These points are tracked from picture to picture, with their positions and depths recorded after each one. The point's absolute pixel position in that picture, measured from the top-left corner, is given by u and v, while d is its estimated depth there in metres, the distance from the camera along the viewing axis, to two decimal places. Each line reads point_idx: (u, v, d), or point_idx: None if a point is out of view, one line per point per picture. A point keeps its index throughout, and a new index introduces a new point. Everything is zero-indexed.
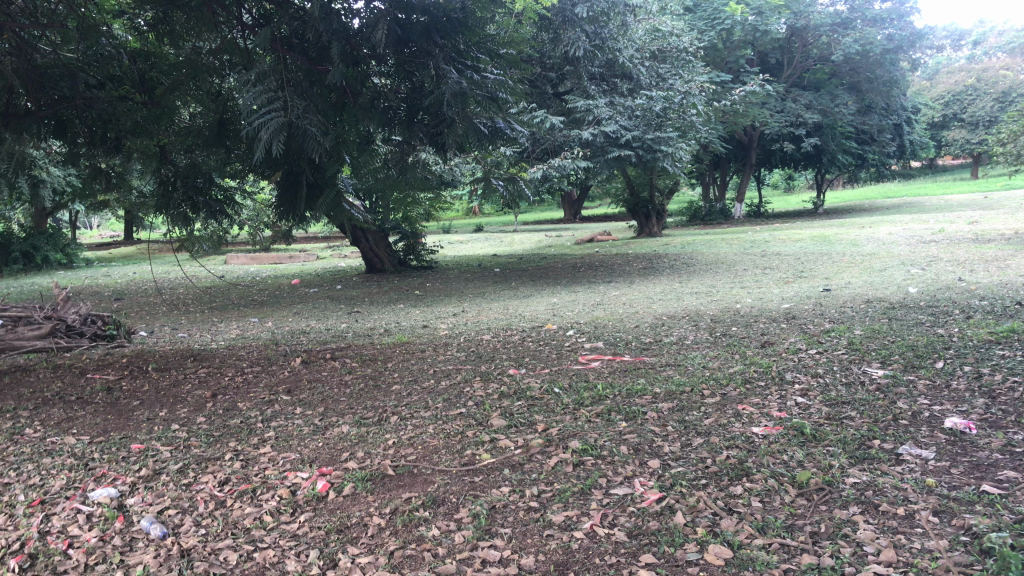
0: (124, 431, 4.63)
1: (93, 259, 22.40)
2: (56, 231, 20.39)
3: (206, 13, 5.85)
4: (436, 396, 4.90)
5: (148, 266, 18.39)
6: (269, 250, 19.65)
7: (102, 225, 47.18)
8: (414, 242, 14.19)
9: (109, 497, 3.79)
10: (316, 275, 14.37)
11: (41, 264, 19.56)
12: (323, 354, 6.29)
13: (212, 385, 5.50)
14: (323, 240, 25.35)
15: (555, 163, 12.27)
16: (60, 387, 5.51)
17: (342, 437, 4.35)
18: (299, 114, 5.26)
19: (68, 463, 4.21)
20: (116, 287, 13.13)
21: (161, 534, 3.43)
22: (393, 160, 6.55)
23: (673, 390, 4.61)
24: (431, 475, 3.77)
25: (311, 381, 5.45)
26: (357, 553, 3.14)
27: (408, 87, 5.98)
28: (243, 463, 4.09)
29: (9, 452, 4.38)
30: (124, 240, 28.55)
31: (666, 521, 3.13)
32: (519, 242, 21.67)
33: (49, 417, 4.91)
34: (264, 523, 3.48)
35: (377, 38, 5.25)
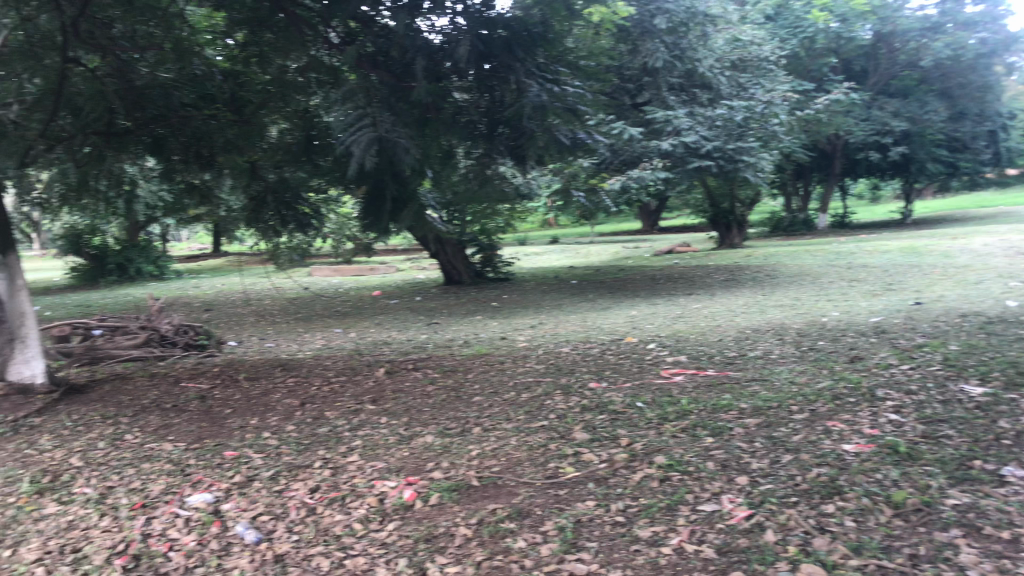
0: (219, 438, 4.79)
1: (185, 271, 23.25)
2: (148, 244, 21.18)
3: (295, 33, 6.15)
4: (518, 408, 4.93)
5: (238, 275, 19.01)
6: (351, 262, 20.02)
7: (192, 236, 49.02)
8: (490, 254, 14.29)
9: (206, 502, 3.93)
10: (396, 286, 14.60)
11: (134, 276, 20.47)
12: (407, 364, 6.39)
13: (301, 394, 5.64)
14: (403, 252, 25.75)
15: (634, 175, 12.14)
16: (156, 395, 5.72)
17: (426, 446, 4.42)
18: (388, 128, 5.35)
19: (166, 468, 4.38)
20: (203, 298, 13.60)
21: (255, 540, 3.56)
22: (473, 174, 6.63)
23: (760, 406, 4.54)
24: (516, 487, 3.79)
25: (395, 391, 5.54)
26: (446, 562, 3.22)
27: (488, 100, 5.99)
28: (333, 472, 4.19)
29: (111, 457, 4.59)
30: (213, 252, 29.60)
31: (757, 539, 3.09)
32: (597, 254, 21.59)
33: (148, 424, 5.11)
34: (355, 530, 3.57)
35: (460, 54, 5.38)
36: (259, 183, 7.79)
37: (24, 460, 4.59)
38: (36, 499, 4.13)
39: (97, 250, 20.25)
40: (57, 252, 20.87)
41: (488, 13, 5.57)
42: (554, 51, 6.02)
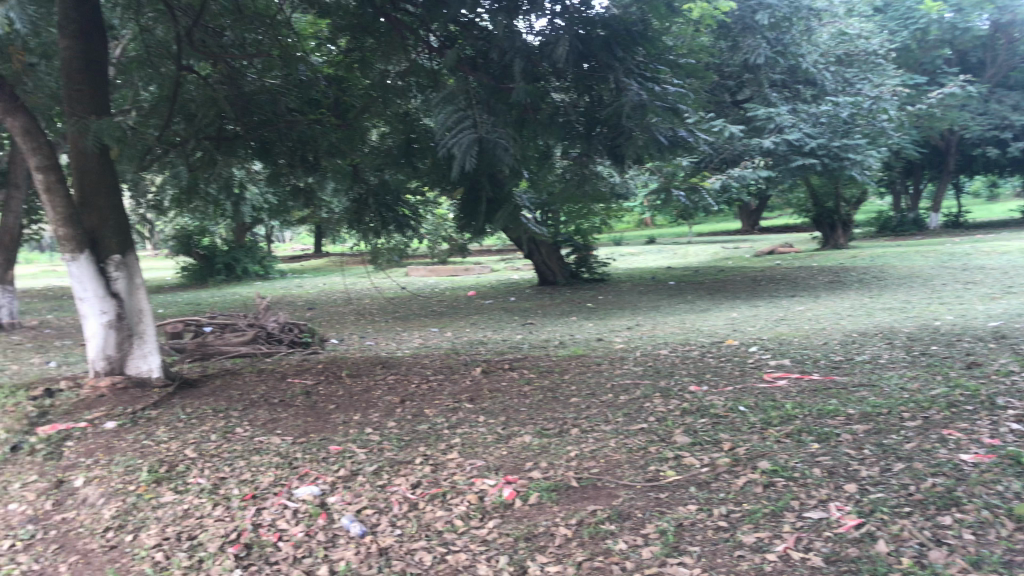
0: (323, 433, 4.93)
1: (288, 270, 24.06)
2: (254, 244, 21.96)
3: (396, 37, 6.28)
4: (616, 410, 4.90)
5: (339, 275, 19.53)
6: (447, 262, 20.31)
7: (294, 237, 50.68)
8: (586, 254, 14.26)
9: (313, 495, 4.06)
10: (491, 286, 14.72)
11: (241, 275, 21.30)
12: (503, 364, 6.44)
13: (401, 391, 5.76)
14: (498, 253, 25.97)
15: (734, 173, 11.85)
16: (265, 390, 5.94)
17: (525, 446, 4.44)
18: (488, 129, 5.42)
19: (275, 461, 4.54)
20: (307, 297, 14.03)
21: (360, 532, 3.65)
22: (571, 174, 6.62)
23: (869, 412, 4.39)
24: (616, 489, 3.77)
25: (492, 390, 5.59)
26: (546, 561, 3.24)
27: (588, 100, 6.06)
28: (433, 468, 4.26)
29: (223, 448, 4.78)
30: (314, 252, 30.49)
31: (867, 548, 2.99)
32: (694, 254, 21.27)
33: (257, 417, 5.32)
34: (456, 526, 3.63)
35: (559, 54, 5.38)
36: (360, 183, 8.13)
37: (143, 450, 4.84)
38: (154, 487, 4.35)
39: (206, 250, 21.18)
40: (171, 251, 21.91)
41: (588, 12, 5.57)
42: (653, 49, 5.95)
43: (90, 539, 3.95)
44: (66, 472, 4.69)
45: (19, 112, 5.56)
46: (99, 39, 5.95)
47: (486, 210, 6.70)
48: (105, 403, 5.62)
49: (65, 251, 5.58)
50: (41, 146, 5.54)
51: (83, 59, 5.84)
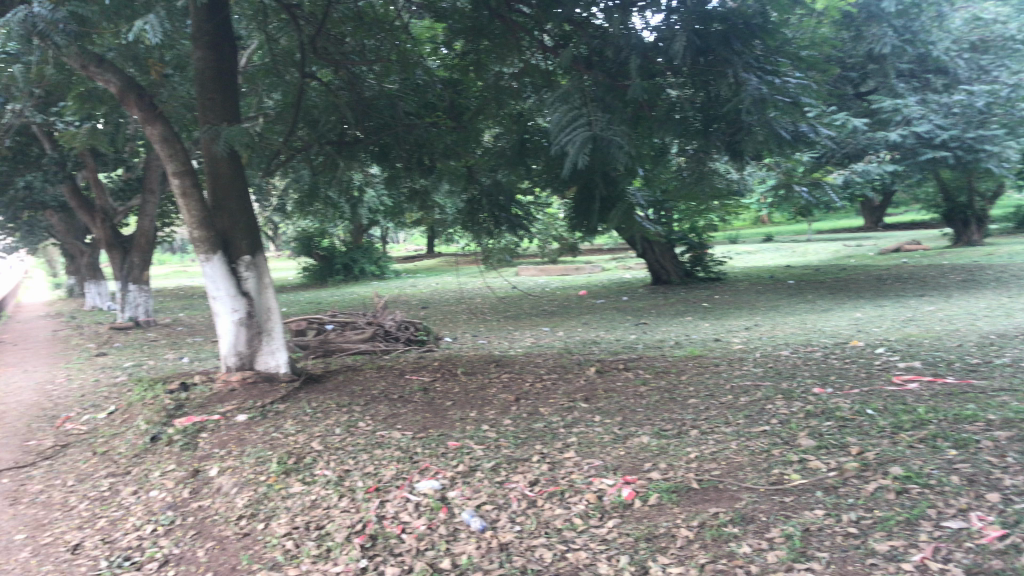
0: (441, 429, 5.03)
1: (402, 271, 24.62)
2: (370, 245, 22.55)
3: (511, 39, 6.55)
4: (737, 412, 4.80)
5: (452, 275, 19.84)
6: (558, 262, 20.34)
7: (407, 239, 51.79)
8: (701, 253, 14.01)
9: (433, 488, 4.13)
10: (603, 286, 14.64)
11: (358, 275, 21.93)
12: (617, 364, 6.39)
13: (515, 389, 5.81)
14: (609, 252, 25.80)
15: (858, 169, 11.59)
16: (384, 386, 6.11)
17: (643, 447, 4.40)
18: (603, 127, 5.35)
19: (396, 455, 4.66)
20: (421, 296, 14.32)
21: (481, 527, 3.70)
22: (688, 170, 6.51)
23: (1012, 418, 4.13)
24: (739, 491, 3.70)
25: (607, 390, 5.57)
26: (668, 562, 3.20)
27: (704, 96, 5.90)
28: (551, 467, 4.27)
29: (347, 442, 4.94)
30: (428, 253, 31.09)
31: (1012, 561, 2.82)
32: (813, 252, 20.57)
33: (378, 412, 5.47)
34: (575, 524, 3.63)
35: (675, 50, 5.32)
36: (473, 184, 7.71)
37: (273, 442, 5.06)
38: (283, 478, 4.53)
39: (326, 252, 21.94)
40: (292, 252, 22.79)
41: (705, 6, 5.49)
42: (773, 42, 5.78)
43: (224, 526, 4.16)
44: (201, 462, 4.95)
45: (157, 120, 5.97)
46: (230, 49, 6.24)
47: (600, 208, 6.62)
48: (237, 397, 5.90)
49: (199, 251, 5.91)
50: (178, 151, 5.99)
51: (215, 69, 6.12)
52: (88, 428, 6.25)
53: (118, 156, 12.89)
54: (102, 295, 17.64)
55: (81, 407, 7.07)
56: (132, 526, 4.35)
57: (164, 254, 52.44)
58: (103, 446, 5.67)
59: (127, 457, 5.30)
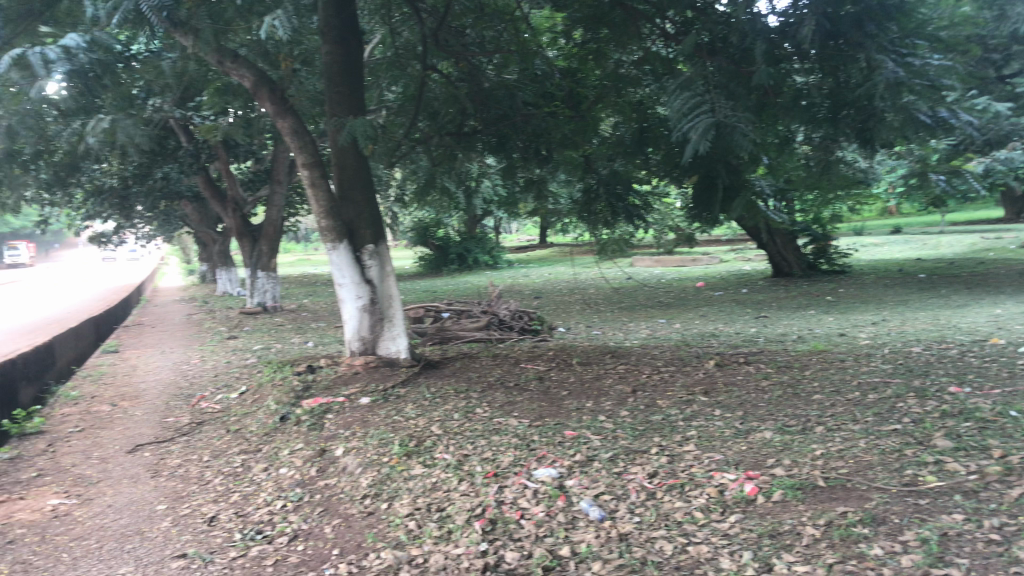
0: (558, 418, 5.05)
1: (516, 260, 24.79)
2: (484, 235, 22.78)
3: (631, 26, 6.50)
4: (865, 409, 4.62)
5: (565, 266, 19.85)
6: (674, 253, 20.03)
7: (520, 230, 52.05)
8: (824, 245, 13.55)
9: (551, 476, 4.16)
10: (720, 278, 14.34)
11: (472, 264, 22.22)
12: (737, 357, 6.26)
13: (632, 380, 5.78)
14: (726, 243, 25.22)
15: (1002, 156, 11.39)
16: (501, 373, 6.19)
17: (765, 442, 4.30)
18: (727, 113, 5.22)
19: (514, 442, 4.71)
20: (535, 286, 14.39)
21: (600, 517, 3.71)
22: (815, 160, 6.29)
23: None
24: (868, 491, 3.56)
25: (727, 384, 5.46)
26: (794, 560, 3.13)
27: (832, 82, 5.71)
28: (670, 459, 4.23)
29: (466, 427, 5.03)
30: (542, 243, 31.17)
31: None
32: (947, 244, 19.50)
33: (495, 399, 5.55)
34: (696, 518, 3.59)
35: (803, 35, 5.14)
36: (591, 174, 7.67)
37: (394, 425, 5.20)
38: (405, 460, 4.66)
39: (441, 241, 22.34)
40: (409, 242, 23.33)
41: None
42: (910, 23, 5.48)
43: (350, 505, 4.31)
44: (327, 442, 5.14)
45: (288, 113, 6.22)
46: (356, 42, 6.42)
47: (721, 198, 6.44)
48: (360, 380, 6.11)
49: (327, 239, 6.15)
50: (307, 143, 6.22)
51: (342, 62, 6.32)
52: (222, 407, 6.59)
53: (247, 149, 13.50)
54: (232, 281, 18.54)
55: (215, 386, 7.48)
56: (263, 501, 4.56)
57: (288, 244, 54.63)
58: (236, 424, 5.98)
59: (258, 435, 5.57)
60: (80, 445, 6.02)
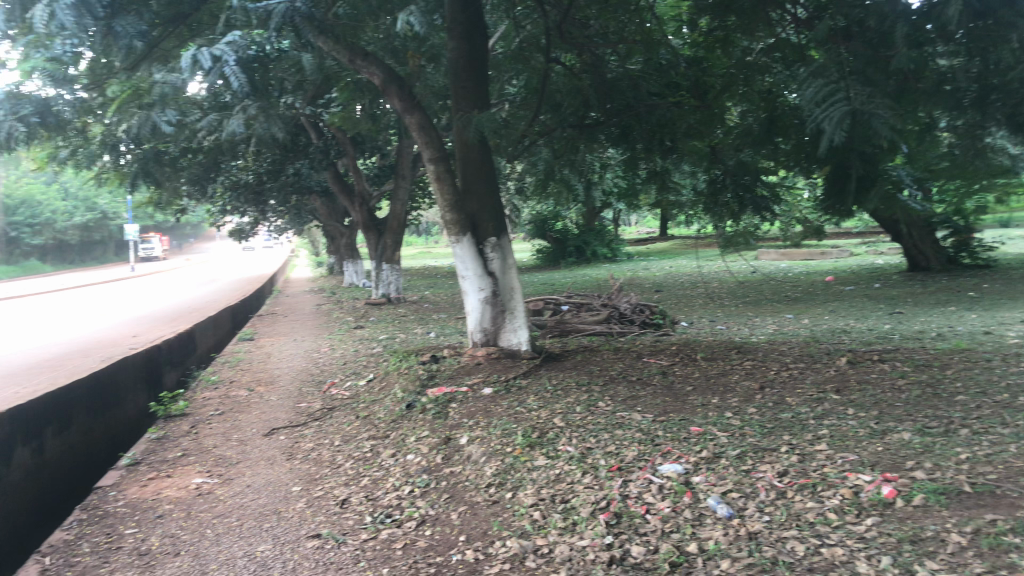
0: (683, 413, 4.98)
1: (636, 253, 24.54)
2: (604, 227, 22.66)
3: (760, 12, 6.44)
4: (1015, 412, 4.35)
5: (686, 260, 19.51)
6: (800, 246, 19.35)
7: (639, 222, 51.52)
8: (966, 237, 12.80)
9: (676, 472, 4.11)
10: (851, 272, 13.75)
11: (591, 257, 22.15)
12: (871, 355, 5.99)
13: (759, 377, 5.63)
14: (858, 236, 24.16)
15: None
16: (623, 367, 6.17)
17: (905, 444, 4.11)
18: (864, 101, 4.99)
19: (638, 436, 4.68)
20: (657, 280, 14.22)
21: (727, 514, 3.63)
22: (960, 148, 5.95)
23: None
24: (1021, 499, 3.34)
25: (861, 382, 5.25)
26: (938, 568, 2.98)
27: (980, 64, 5.37)
28: (801, 458, 4.11)
29: (589, 420, 5.04)
30: (662, 235, 30.69)
31: None
32: None
33: (618, 393, 5.52)
34: (830, 519, 3.47)
35: (948, 15, 4.86)
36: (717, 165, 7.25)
37: (517, 416, 5.26)
38: (528, 451, 4.71)
39: (560, 234, 22.40)
40: (528, 235, 23.50)
41: None
42: None
43: (475, 492, 4.38)
44: (453, 431, 5.25)
45: (416, 109, 6.39)
46: (482, 38, 6.50)
47: (855, 188, 6.17)
48: (482, 370, 6.21)
49: (451, 233, 6.33)
50: (433, 138, 6.37)
51: (467, 58, 6.42)
52: (351, 394, 6.83)
53: (373, 144, 13.91)
54: (358, 273, 19.17)
55: (344, 373, 7.77)
56: (392, 486, 4.70)
57: (410, 237, 55.96)
58: (364, 410, 6.19)
59: (386, 422, 5.74)
60: (221, 427, 6.37)
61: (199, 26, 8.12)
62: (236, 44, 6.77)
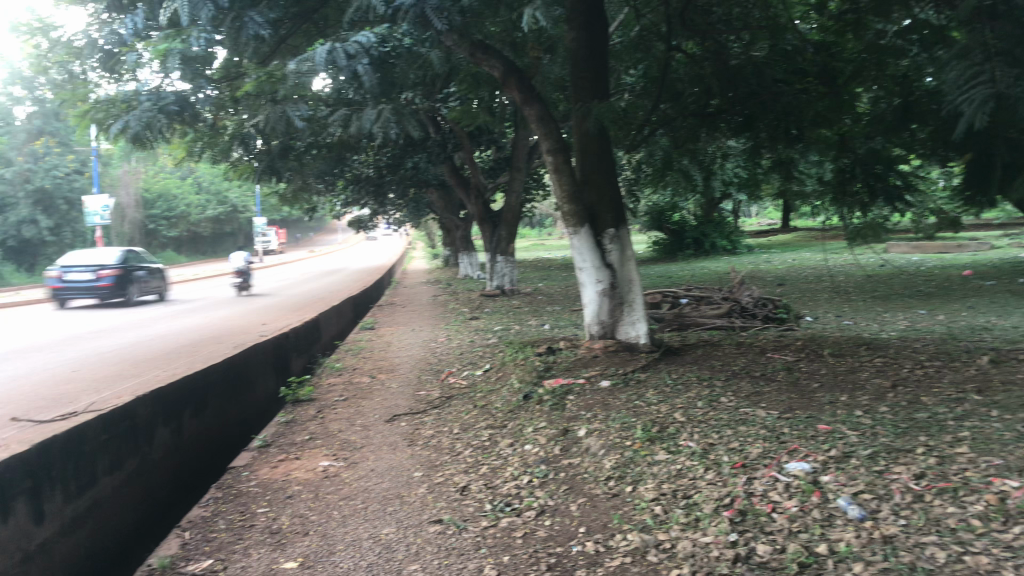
0: (810, 411, 4.82)
1: (756, 245, 23.88)
2: (722, 219, 22.17)
3: None
4: None
5: (809, 253, 18.84)
6: (934, 238, 18.37)
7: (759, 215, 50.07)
8: None
9: (804, 471, 3.99)
10: (992, 266, 12.95)
11: (709, 249, 21.72)
12: (1017, 354, 5.62)
13: (892, 375, 5.38)
14: (999, 227, 22.72)
15: None
16: (746, 362, 6.02)
17: None
18: (1011, 83, 4.72)
19: (762, 433, 4.56)
20: (778, 273, 13.81)
21: (859, 516, 3.50)
22: None
23: None
24: None
25: (1005, 382, 4.94)
26: None
27: None
28: (940, 461, 3.90)
29: (711, 416, 4.94)
30: (784, 227, 29.71)
31: None
32: None
33: (741, 389, 5.39)
34: (972, 526, 3.28)
35: None
36: (846, 153, 7.11)
37: (637, 410, 5.21)
38: (648, 445, 4.66)
39: (677, 226, 22.06)
40: (645, 227, 23.25)
41: None
42: None
43: (594, 485, 4.37)
44: (570, 423, 5.25)
45: (535, 101, 6.45)
46: (603, 27, 6.43)
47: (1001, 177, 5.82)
48: (600, 363, 6.17)
49: (568, 224, 6.36)
50: (552, 129, 6.40)
51: (587, 47, 6.38)
52: (469, 383, 6.93)
53: (489, 137, 14.06)
54: (473, 265, 19.42)
55: (461, 363, 7.90)
56: (511, 475, 4.74)
57: (524, 230, 56.37)
58: (482, 400, 6.27)
59: (503, 412, 5.80)
60: (345, 413, 6.59)
61: (325, 23, 8.40)
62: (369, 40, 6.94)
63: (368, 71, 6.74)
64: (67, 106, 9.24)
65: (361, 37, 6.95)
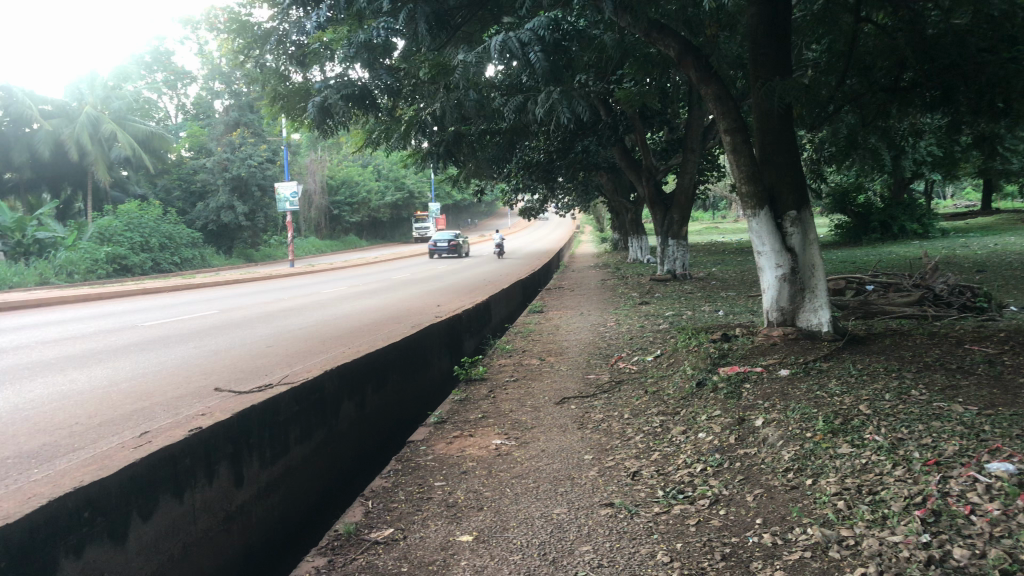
0: (1015, 408, 4.43)
1: (951, 228, 22.17)
2: (913, 200, 20.77)
3: None
4: None
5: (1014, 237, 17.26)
6: None
7: (954, 196, 46.39)
8: None
9: (1008, 472, 3.67)
10: None
11: (897, 234, 20.37)
12: None
13: None
14: None
15: None
16: (940, 353, 5.62)
17: None
18: None
19: (958, 430, 4.24)
20: (977, 258, 12.78)
21: None
22: None
23: None
24: None
25: None
26: None
27: None
28: None
29: (900, 409, 4.66)
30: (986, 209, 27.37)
31: None
32: None
33: (934, 382, 5.05)
34: None
35: None
36: None
37: (817, 401, 4.99)
38: (830, 438, 4.46)
39: (861, 208, 20.86)
40: (825, 210, 22.19)
41: None
42: None
43: (772, 476, 4.23)
44: (746, 412, 5.11)
45: (712, 81, 6.29)
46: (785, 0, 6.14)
47: None
48: (777, 351, 5.97)
49: (747, 206, 6.19)
50: (729, 109, 6.23)
51: (767, 23, 6.12)
52: (640, 368, 6.89)
53: (661, 119, 13.85)
54: (642, 250, 19.24)
55: (631, 347, 7.87)
56: (683, 462, 4.68)
57: (697, 213, 55.09)
58: (653, 386, 6.21)
59: (675, 399, 5.72)
60: (516, 393, 6.72)
61: (499, 10, 8.40)
62: (542, 26, 6.99)
63: (540, 59, 6.89)
64: (262, 100, 9.93)
65: (534, 23, 7.03)
